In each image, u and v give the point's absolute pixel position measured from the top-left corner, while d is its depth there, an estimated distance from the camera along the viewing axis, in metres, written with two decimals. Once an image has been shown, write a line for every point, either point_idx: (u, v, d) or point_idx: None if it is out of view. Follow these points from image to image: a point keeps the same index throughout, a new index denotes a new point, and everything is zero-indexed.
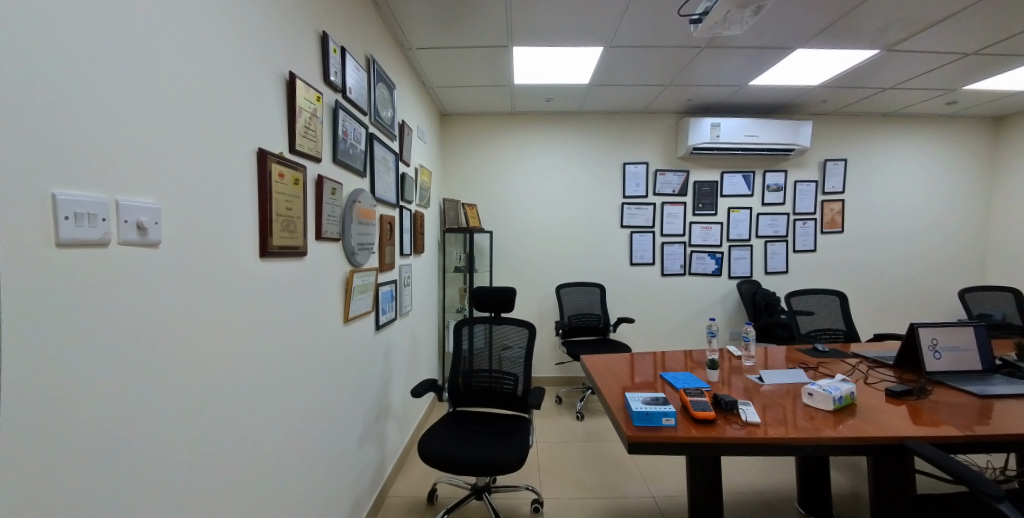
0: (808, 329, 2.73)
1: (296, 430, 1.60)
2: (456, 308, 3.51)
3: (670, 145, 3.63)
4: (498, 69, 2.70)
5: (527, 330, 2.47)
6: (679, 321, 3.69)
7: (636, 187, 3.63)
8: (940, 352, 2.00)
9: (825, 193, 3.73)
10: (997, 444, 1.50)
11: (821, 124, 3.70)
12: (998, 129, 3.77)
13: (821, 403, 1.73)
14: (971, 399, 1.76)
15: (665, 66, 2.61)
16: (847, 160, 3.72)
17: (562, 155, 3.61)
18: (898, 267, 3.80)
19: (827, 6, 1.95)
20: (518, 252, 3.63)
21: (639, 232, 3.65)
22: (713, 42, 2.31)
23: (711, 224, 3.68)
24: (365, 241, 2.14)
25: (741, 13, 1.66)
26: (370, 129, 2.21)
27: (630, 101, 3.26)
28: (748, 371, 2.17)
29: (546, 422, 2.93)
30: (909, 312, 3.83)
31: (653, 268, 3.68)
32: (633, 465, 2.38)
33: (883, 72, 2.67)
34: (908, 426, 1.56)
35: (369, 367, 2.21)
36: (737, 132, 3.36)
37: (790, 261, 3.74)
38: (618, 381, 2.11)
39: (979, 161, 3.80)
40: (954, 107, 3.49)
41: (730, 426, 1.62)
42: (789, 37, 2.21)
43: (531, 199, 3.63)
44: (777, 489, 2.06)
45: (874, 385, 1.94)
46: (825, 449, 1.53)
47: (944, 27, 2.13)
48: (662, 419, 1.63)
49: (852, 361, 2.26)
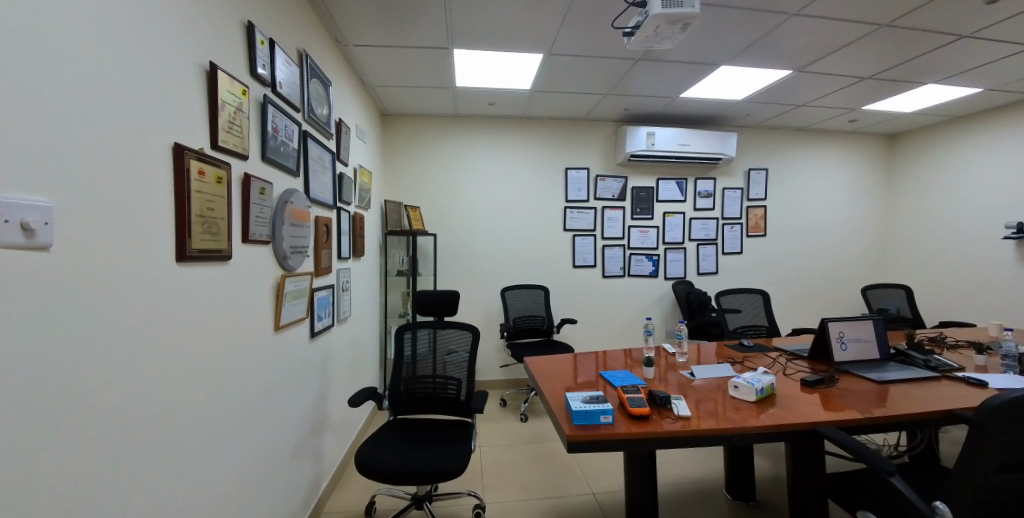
0: (736, 326, 2.92)
1: (223, 448, 1.48)
2: (399, 313, 3.41)
3: (610, 151, 3.77)
4: (442, 71, 2.67)
5: (471, 333, 2.45)
6: (619, 322, 3.83)
7: (579, 192, 3.73)
8: (846, 344, 2.21)
9: (750, 199, 4.03)
10: (892, 425, 1.68)
11: (746, 135, 4.00)
12: (892, 146, 4.27)
13: (745, 395, 1.85)
14: (872, 385, 1.96)
15: (603, 76, 2.70)
16: (768, 169, 4.05)
17: (507, 159, 3.64)
18: (811, 268, 4.17)
19: (747, 28, 2.10)
20: (463, 256, 3.60)
21: (582, 236, 3.75)
22: (647, 55, 2.42)
23: (649, 228, 3.86)
24: (298, 243, 2.03)
25: (671, 28, 1.73)
26: (304, 127, 2.10)
27: (572, 108, 3.34)
28: (681, 367, 2.29)
29: (490, 426, 2.92)
30: (822, 308, 4.22)
31: (595, 270, 3.79)
32: (575, 464, 2.42)
33: (796, 91, 2.93)
34: (820, 413, 1.71)
35: (305, 377, 2.10)
36: (670, 141, 3.55)
37: (720, 262, 4.00)
38: (560, 381, 2.14)
39: (876, 173, 4.29)
40: (855, 124, 3.91)
41: (664, 420, 1.70)
42: (715, 53, 2.36)
43: (476, 203, 3.61)
44: (706, 477, 2.19)
45: (791, 376, 2.11)
46: (749, 437, 1.63)
47: (845, 53, 2.36)
48: (600, 417, 1.68)
49: (773, 354, 2.45)
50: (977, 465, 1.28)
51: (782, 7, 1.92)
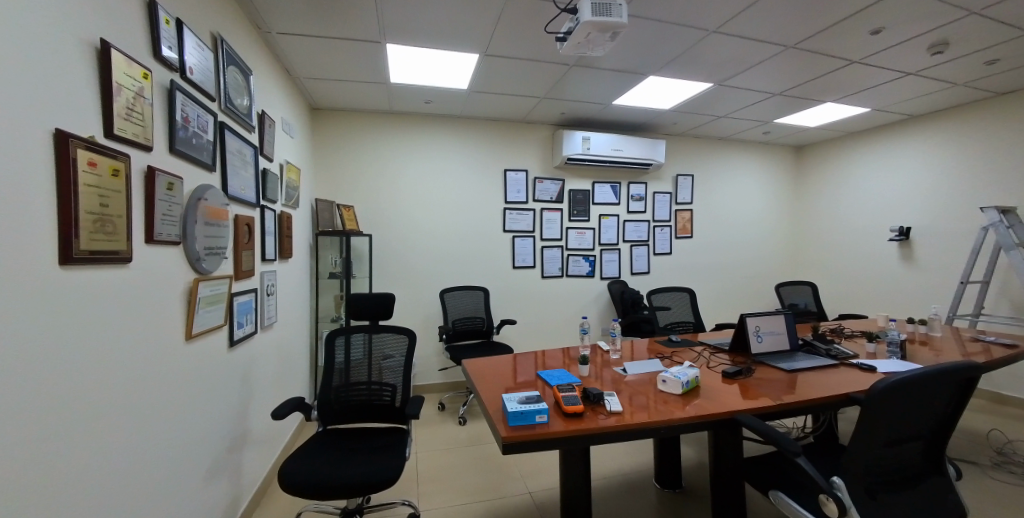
0: (665, 323, 3.07)
1: (118, 474, 1.32)
2: (332, 317, 3.26)
3: (547, 154, 3.84)
4: (374, 65, 2.58)
5: (407, 336, 2.38)
6: (558, 322, 3.90)
7: (517, 193, 3.76)
8: (762, 336, 2.40)
9: (678, 203, 4.28)
10: (800, 410, 1.84)
11: (674, 143, 4.23)
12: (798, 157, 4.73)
13: (673, 388, 1.95)
14: (783, 374, 2.14)
15: (538, 79, 2.74)
16: (694, 175, 4.32)
17: (445, 158, 3.59)
18: (732, 267, 4.50)
19: (672, 41, 2.21)
20: (400, 257, 3.50)
21: (521, 237, 3.78)
22: (580, 61, 2.49)
23: (585, 230, 3.97)
24: (215, 244, 1.85)
25: (602, 36, 1.77)
26: (220, 117, 1.93)
27: (510, 110, 3.36)
28: (615, 363, 2.37)
29: (427, 431, 2.85)
30: (741, 304, 4.56)
31: (534, 271, 3.83)
32: (513, 464, 2.43)
33: (718, 103, 3.15)
34: (739, 402, 1.83)
35: (223, 389, 1.93)
36: (605, 146, 3.68)
37: (651, 263, 4.21)
38: (499, 382, 2.13)
39: (786, 181, 4.72)
40: (768, 137, 4.28)
41: (598, 417, 1.74)
42: (645, 63, 2.47)
43: (414, 202, 3.53)
44: (637, 468, 2.28)
45: (713, 368, 2.25)
46: (676, 428, 1.72)
47: (757, 70, 2.57)
48: (536, 417, 1.69)
49: (698, 348, 2.60)
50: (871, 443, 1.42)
51: (702, 23, 2.03)
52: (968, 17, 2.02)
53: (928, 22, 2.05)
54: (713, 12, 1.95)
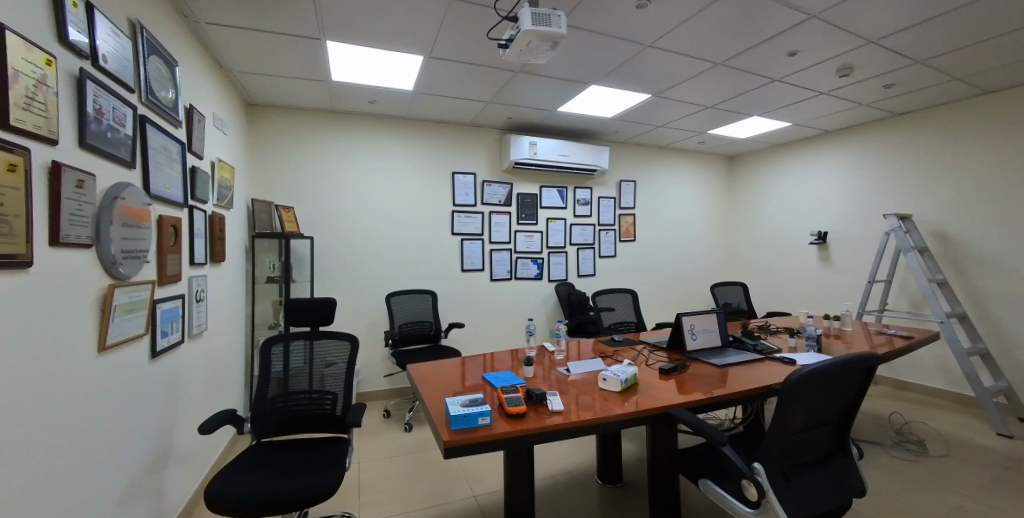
0: (609, 323, 3.18)
1: (14, 503, 1.19)
2: (269, 324, 3.12)
3: (495, 158, 3.87)
4: (313, 62, 2.49)
5: (350, 342, 2.31)
6: (506, 324, 3.94)
7: (465, 196, 3.77)
8: (696, 334, 2.55)
9: (622, 208, 4.45)
10: (729, 402, 1.96)
11: (618, 150, 4.40)
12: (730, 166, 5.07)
13: (612, 386, 2.02)
14: (714, 369, 2.28)
15: (483, 84, 2.76)
16: (636, 181, 4.51)
17: (392, 160, 3.52)
18: (672, 269, 4.75)
19: (611, 53, 2.30)
20: (345, 260, 3.40)
21: (469, 240, 3.78)
22: (525, 68, 2.53)
23: (533, 233, 4.04)
24: (134, 247, 1.71)
25: (542, 45, 1.82)
26: (140, 110, 1.79)
27: (458, 113, 3.36)
28: (560, 364, 2.43)
29: (372, 440, 2.78)
30: (680, 304, 4.81)
31: (482, 274, 3.85)
32: (459, 469, 2.42)
33: (655, 113, 3.32)
34: (673, 397, 1.93)
35: (143, 404, 1.79)
36: (551, 151, 3.76)
37: (597, 265, 4.34)
38: (445, 387, 2.12)
39: (719, 189, 5.04)
40: (704, 146, 4.55)
41: (540, 417, 1.78)
42: (586, 73, 2.56)
43: (359, 204, 3.44)
44: (581, 466, 2.35)
45: (651, 364, 2.36)
46: (614, 424, 1.78)
47: (690, 84, 2.73)
48: (478, 420, 1.70)
49: (638, 346, 2.72)
50: (788, 431, 1.53)
51: (638, 37, 2.14)
52: (868, 46, 2.26)
53: (835, 48, 2.28)
54: (647, 28, 2.05)
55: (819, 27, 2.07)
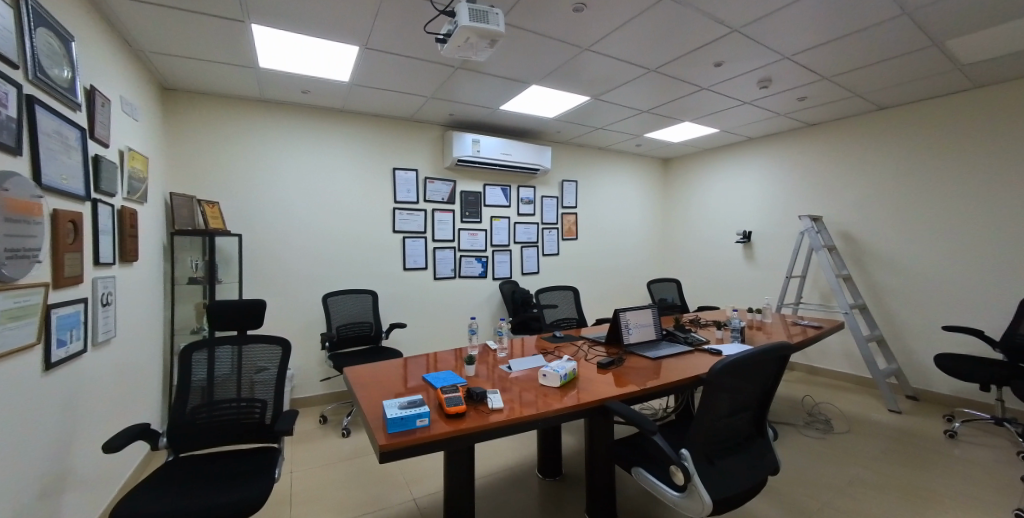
0: (551, 320, 3.23)
1: None
2: (192, 329, 2.88)
3: (438, 155, 3.81)
4: (237, 46, 2.32)
5: (282, 346, 2.17)
6: (450, 323, 3.89)
7: (407, 193, 3.68)
8: (634, 329, 2.65)
9: (564, 207, 4.55)
10: (661, 393, 2.05)
11: (561, 150, 4.49)
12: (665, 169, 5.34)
13: (552, 382, 2.05)
14: (649, 362, 2.38)
15: (422, 78, 2.70)
16: (578, 181, 4.63)
17: (327, 154, 3.37)
18: (612, 267, 4.92)
19: (550, 54, 2.33)
20: (277, 259, 3.21)
21: (412, 238, 3.70)
22: (465, 65, 2.51)
23: (477, 231, 4.02)
24: (22, 245, 1.51)
25: (480, 42, 1.81)
26: (27, 89, 1.58)
27: (398, 107, 3.27)
28: (502, 362, 2.43)
29: (306, 448, 2.64)
30: (620, 300, 5.00)
31: (425, 273, 3.78)
32: (399, 472, 2.36)
33: (594, 116, 3.42)
34: (609, 390, 2.00)
35: (33, 423, 1.57)
36: (494, 150, 3.75)
37: (540, 263, 4.41)
38: (384, 389, 2.06)
39: (655, 190, 5.30)
40: (641, 149, 4.76)
41: (479, 415, 1.77)
42: (527, 73, 2.58)
43: (292, 200, 3.26)
44: (523, 462, 2.37)
45: (590, 359, 2.43)
46: (553, 419, 1.81)
47: (626, 88, 2.84)
48: (416, 421, 1.67)
49: (579, 341, 2.78)
50: (712, 417, 1.61)
51: (576, 40, 2.19)
52: (783, 61, 2.46)
53: (755, 61, 2.46)
54: (584, 31, 2.10)
55: (741, 41, 2.22)
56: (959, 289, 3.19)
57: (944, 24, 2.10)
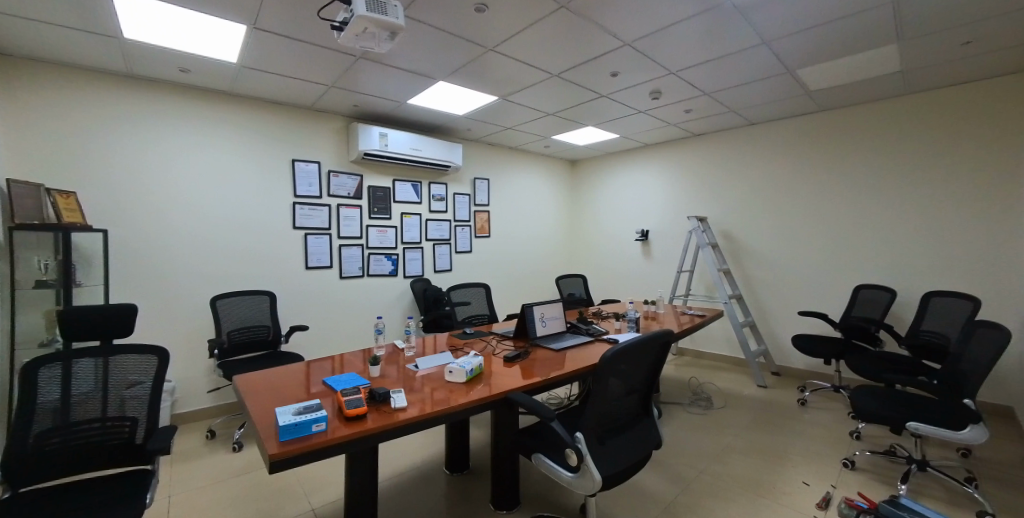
0: (462, 317, 3.24)
1: None
2: (41, 341, 2.44)
3: (342, 147, 3.63)
4: (92, 12, 2.01)
5: (158, 356, 1.93)
6: (358, 323, 3.75)
7: (309, 187, 3.46)
8: (546, 321, 2.76)
9: (476, 205, 4.59)
10: (562, 382, 2.17)
11: (472, 148, 4.52)
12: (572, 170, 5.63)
13: (458, 378, 2.07)
14: (552, 353, 2.50)
15: (321, 65, 2.56)
16: (490, 179, 4.70)
17: (213, 141, 3.06)
18: (523, 264, 5.07)
19: (454, 51, 2.34)
20: (152, 259, 2.84)
21: (314, 234, 3.50)
22: (368, 55, 2.43)
23: (387, 228, 3.91)
24: None
25: (378, 33, 1.78)
26: None
27: (296, 94, 3.06)
28: (408, 360, 2.40)
29: (188, 467, 2.38)
30: (531, 296, 5.18)
31: (330, 271, 3.59)
32: (298, 483, 2.23)
33: (503, 115, 3.49)
34: (513, 382, 2.06)
35: None
36: (403, 144, 3.68)
37: (453, 261, 4.41)
38: (278, 396, 1.93)
39: (564, 189, 5.56)
40: (550, 150, 4.96)
41: (382, 416, 1.73)
42: (433, 68, 2.56)
43: (169, 192, 2.91)
44: (432, 459, 2.37)
45: (498, 354, 2.49)
46: (457, 414, 1.83)
47: (531, 91, 2.94)
48: (312, 427, 1.58)
49: (488, 336, 2.83)
50: (604, 401, 1.74)
51: (480, 40, 2.22)
52: (669, 75, 2.72)
53: (645, 74, 2.69)
54: (487, 32, 2.14)
55: (633, 55, 2.42)
56: (808, 280, 3.77)
57: (792, 56, 2.47)
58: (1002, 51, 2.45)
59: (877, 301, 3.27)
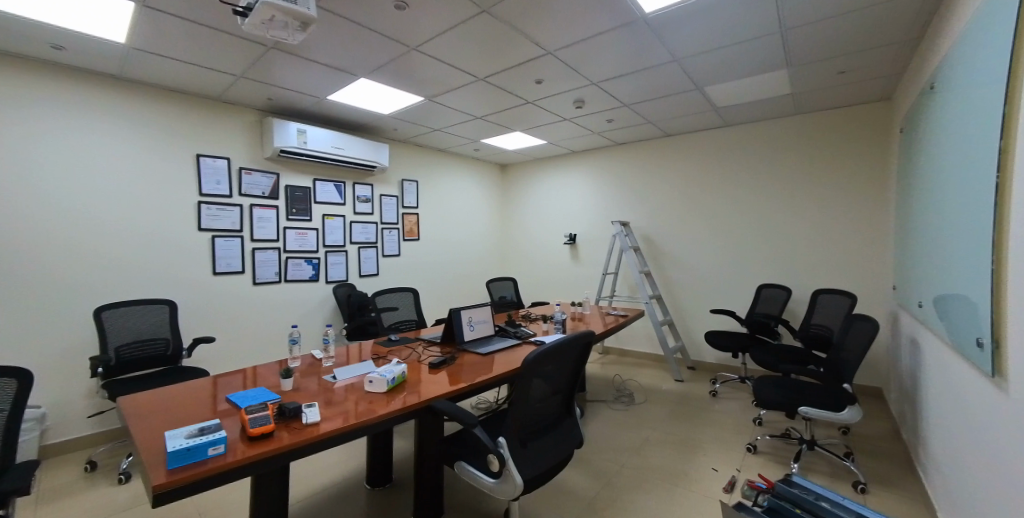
0: (389, 323, 3.12)
1: None
2: None
3: (256, 142, 3.37)
4: None
5: (17, 381, 1.65)
6: (273, 333, 3.49)
7: (216, 185, 3.17)
8: (474, 325, 2.74)
9: (405, 207, 4.47)
10: (488, 386, 2.16)
11: (401, 149, 4.41)
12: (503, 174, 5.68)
13: (379, 387, 1.99)
14: (479, 358, 2.48)
15: (225, 52, 2.34)
16: (418, 181, 4.60)
17: (96, 131, 2.69)
18: (454, 267, 5.03)
19: (375, 48, 2.26)
20: (15, 265, 2.45)
21: (223, 237, 3.21)
22: (280, 46, 2.27)
23: (307, 230, 3.69)
24: None
25: (286, 22, 1.67)
26: None
27: (197, 82, 2.77)
28: (326, 371, 2.26)
29: (59, 505, 2.07)
30: (463, 299, 5.14)
31: (242, 277, 3.31)
32: (197, 513, 2.01)
33: (430, 117, 3.43)
34: (438, 389, 2.01)
35: None
36: (324, 142, 3.49)
37: (380, 265, 4.26)
38: (170, 418, 1.73)
39: (494, 193, 5.59)
40: (480, 154, 4.96)
41: (292, 433, 1.61)
42: (354, 64, 2.46)
43: (38, 188, 2.51)
44: (352, 475, 2.25)
45: (423, 360, 2.42)
46: (377, 426, 1.75)
47: (457, 93, 2.92)
48: (207, 451, 1.43)
49: (414, 343, 2.75)
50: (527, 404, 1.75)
51: (402, 38, 2.16)
52: (591, 86, 2.83)
53: (568, 83, 2.77)
54: (410, 31, 2.09)
55: (556, 63, 2.48)
56: (717, 280, 4.10)
57: (700, 74, 2.67)
58: (868, 81, 2.83)
59: (776, 299, 3.63)
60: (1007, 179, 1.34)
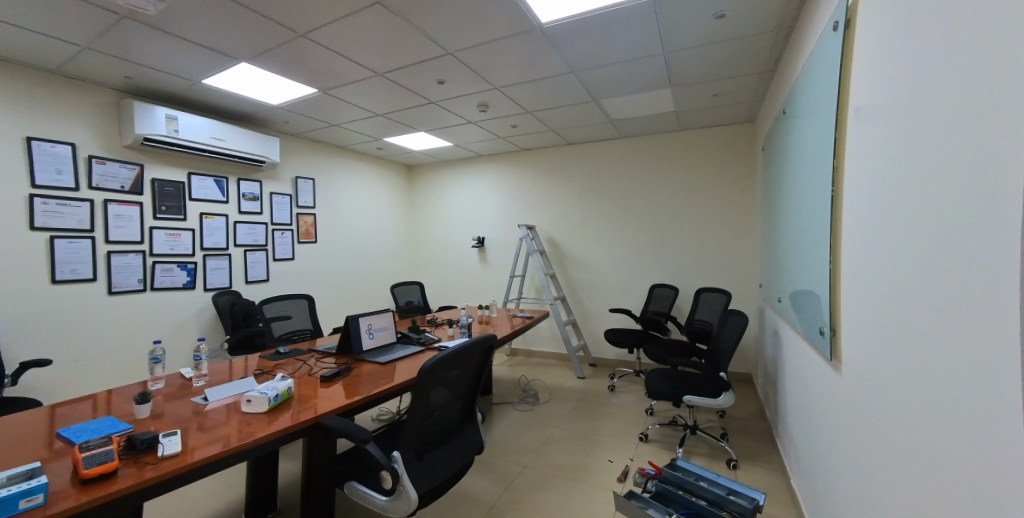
0: (278, 333, 2.85)
1: None
2: None
3: (111, 128, 2.88)
4: None
5: None
6: (134, 350, 3.01)
7: (56, 175, 2.64)
8: (373, 333, 2.61)
9: (299, 207, 4.14)
10: (386, 397, 2.06)
11: (295, 143, 4.08)
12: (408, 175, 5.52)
13: (259, 407, 1.79)
14: (378, 367, 2.36)
15: (60, 16, 1.95)
16: (315, 179, 4.29)
17: None
18: (356, 271, 4.77)
19: (258, 30, 2.05)
20: None
21: (66, 238, 2.69)
22: (137, 16, 1.96)
23: (180, 231, 3.24)
24: None
25: None
26: None
27: (26, 49, 2.28)
28: (195, 393, 1.98)
29: None
30: (365, 305, 4.89)
31: (93, 285, 2.81)
32: None
33: (327, 111, 3.21)
34: (329, 404, 1.87)
35: None
36: (199, 131, 3.10)
37: (270, 269, 3.90)
38: None
39: (400, 194, 5.41)
40: (383, 152, 4.77)
41: (143, 468, 1.37)
42: (233, 46, 2.21)
43: None
44: (227, 508, 2.00)
45: (314, 374, 2.24)
46: (255, 451, 1.56)
47: (355, 88, 2.76)
48: (20, 503, 1.16)
49: (305, 355, 2.54)
50: (423, 415, 1.69)
51: (289, 22, 1.99)
52: (494, 90, 2.85)
53: (471, 86, 2.77)
54: (296, 15, 1.93)
55: (460, 65, 2.46)
56: (616, 281, 4.39)
57: (595, 87, 2.83)
58: (738, 104, 3.22)
59: (665, 297, 3.97)
60: (839, 193, 1.60)
